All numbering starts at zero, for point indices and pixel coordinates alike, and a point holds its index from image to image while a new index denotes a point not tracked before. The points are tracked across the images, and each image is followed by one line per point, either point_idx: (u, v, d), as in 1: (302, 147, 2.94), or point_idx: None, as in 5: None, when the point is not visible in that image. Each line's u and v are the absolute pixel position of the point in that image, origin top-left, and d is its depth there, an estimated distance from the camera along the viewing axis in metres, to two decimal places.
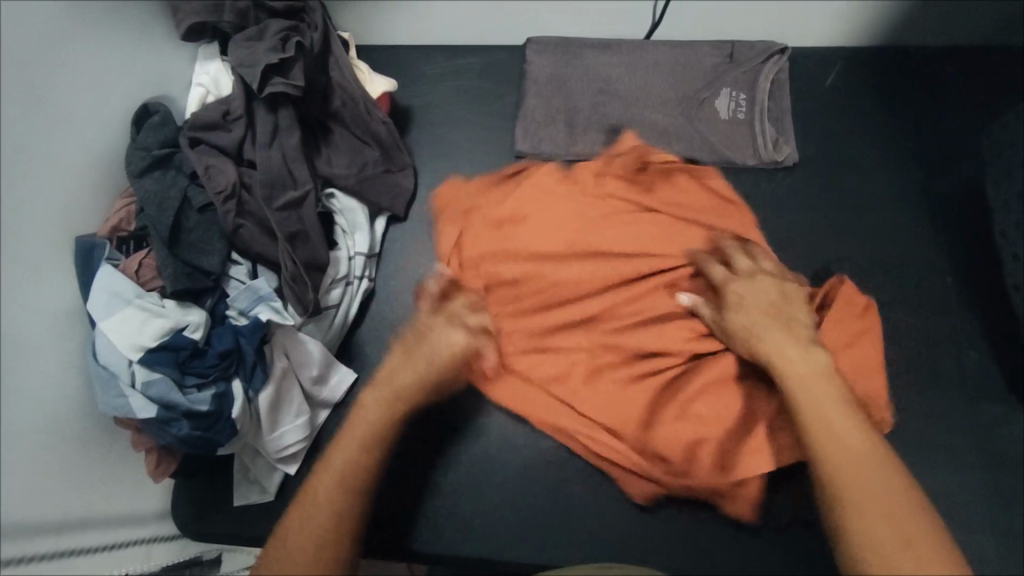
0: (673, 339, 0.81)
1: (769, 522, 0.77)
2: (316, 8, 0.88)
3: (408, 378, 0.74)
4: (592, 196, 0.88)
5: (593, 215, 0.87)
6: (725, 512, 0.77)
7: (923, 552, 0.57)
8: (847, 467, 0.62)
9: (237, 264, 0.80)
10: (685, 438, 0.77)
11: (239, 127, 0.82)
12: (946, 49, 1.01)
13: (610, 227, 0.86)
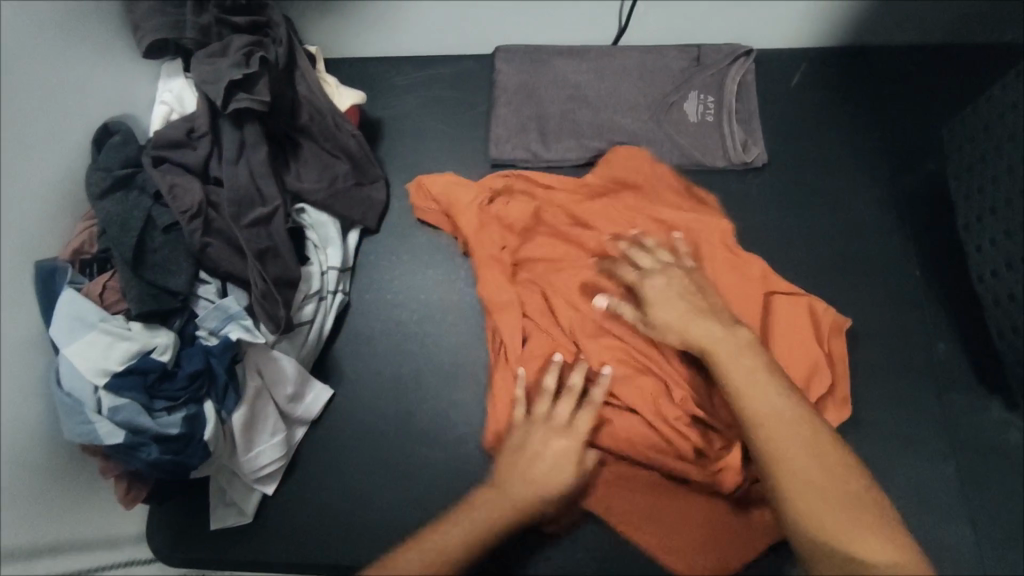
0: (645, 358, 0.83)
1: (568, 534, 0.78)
2: (280, 23, 0.87)
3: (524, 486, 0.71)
4: (611, 197, 0.93)
5: (599, 212, 0.91)
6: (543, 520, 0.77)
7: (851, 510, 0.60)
8: (777, 428, 0.65)
9: (206, 283, 0.79)
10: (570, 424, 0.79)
11: (204, 144, 0.81)
12: (906, 48, 1.03)
13: (614, 226, 0.90)
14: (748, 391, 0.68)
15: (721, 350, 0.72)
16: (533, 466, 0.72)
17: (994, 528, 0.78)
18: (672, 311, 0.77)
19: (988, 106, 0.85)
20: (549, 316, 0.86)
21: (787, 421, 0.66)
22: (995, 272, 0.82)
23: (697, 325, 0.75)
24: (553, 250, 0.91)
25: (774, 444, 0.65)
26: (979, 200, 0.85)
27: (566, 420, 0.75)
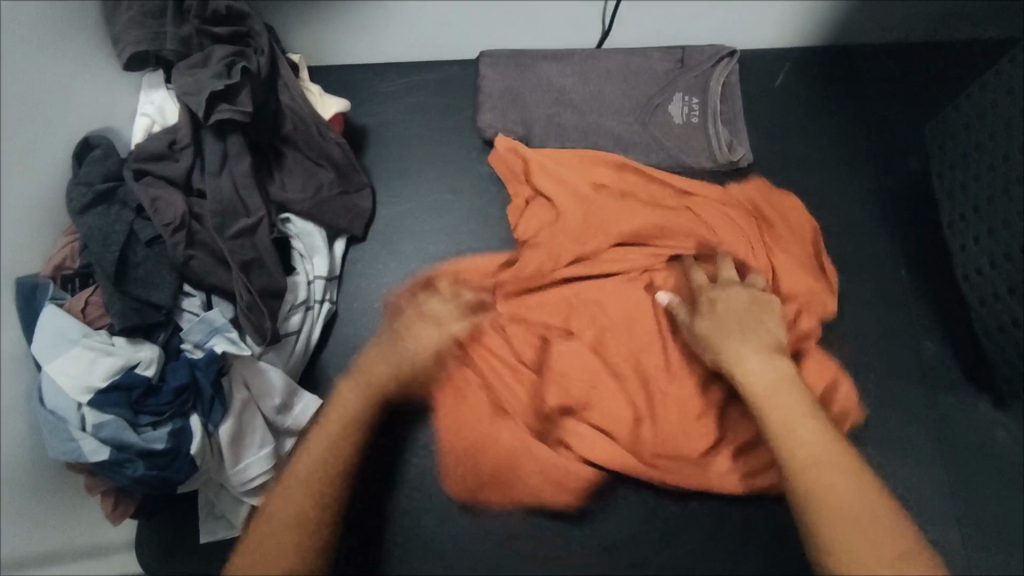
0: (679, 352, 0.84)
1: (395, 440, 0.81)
2: (261, 32, 0.86)
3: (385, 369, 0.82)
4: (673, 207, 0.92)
5: (657, 215, 0.91)
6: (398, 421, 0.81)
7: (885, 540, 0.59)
8: (804, 452, 0.66)
9: (190, 296, 0.79)
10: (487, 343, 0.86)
11: (186, 157, 0.80)
12: (884, 48, 1.03)
13: (664, 229, 0.90)
14: (790, 430, 0.68)
15: (757, 385, 0.73)
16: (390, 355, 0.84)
17: (980, 526, 0.79)
18: (714, 324, 0.79)
19: (969, 103, 0.85)
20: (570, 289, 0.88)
21: (831, 465, 0.64)
22: (977, 271, 0.83)
23: (736, 342, 0.76)
24: (605, 230, 0.91)
25: (817, 484, 0.63)
26: (962, 198, 0.85)
27: (445, 317, 0.87)
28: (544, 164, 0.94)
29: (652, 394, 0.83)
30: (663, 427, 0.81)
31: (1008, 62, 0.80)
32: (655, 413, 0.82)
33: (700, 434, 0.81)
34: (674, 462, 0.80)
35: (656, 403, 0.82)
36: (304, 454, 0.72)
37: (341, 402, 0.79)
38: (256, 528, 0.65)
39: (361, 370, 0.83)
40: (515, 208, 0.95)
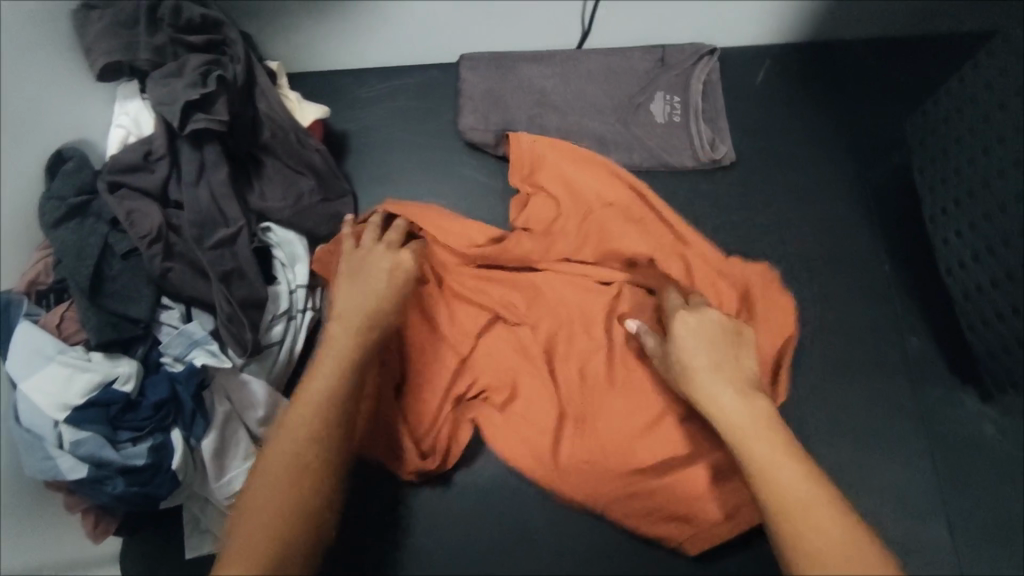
0: (632, 362, 0.84)
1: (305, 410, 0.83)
2: (237, 40, 0.84)
3: (360, 299, 0.71)
4: (656, 236, 0.89)
5: (637, 237, 0.88)
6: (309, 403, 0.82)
7: None
8: (794, 504, 0.56)
9: (169, 309, 0.77)
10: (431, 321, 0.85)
11: (162, 167, 0.79)
12: (865, 43, 1.03)
13: (639, 248, 0.88)
14: (765, 468, 0.58)
15: (730, 418, 0.64)
16: (361, 284, 0.73)
17: (967, 521, 0.79)
18: (685, 347, 0.71)
19: (948, 98, 0.86)
20: (529, 285, 0.89)
21: (814, 507, 0.55)
22: (961, 264, 0.84)
23: (706, 360, 0.69)
24: (569, 238, 0.90)
25: (798, 531, 0.54)
26: (944, 191, 0.85)
27: (395, 246, 0.78)
28: (552, 159, 0.93)
29: (588, 397, 0.83)
30: (589, 432, 0.81)
31: (987, 55, 0.81)
32: (581, 416, 0.83)
33: (626, 453, 0.80)
34: (579, 468, 0.79)
35: (587, 408, 0.83)
36: (273, 454, 0.59)
37: (317, 376, 0.64)
38: (221, 571, 0.52)
39: (339, 324, 0.69)
40: (517, 202, 0.94)
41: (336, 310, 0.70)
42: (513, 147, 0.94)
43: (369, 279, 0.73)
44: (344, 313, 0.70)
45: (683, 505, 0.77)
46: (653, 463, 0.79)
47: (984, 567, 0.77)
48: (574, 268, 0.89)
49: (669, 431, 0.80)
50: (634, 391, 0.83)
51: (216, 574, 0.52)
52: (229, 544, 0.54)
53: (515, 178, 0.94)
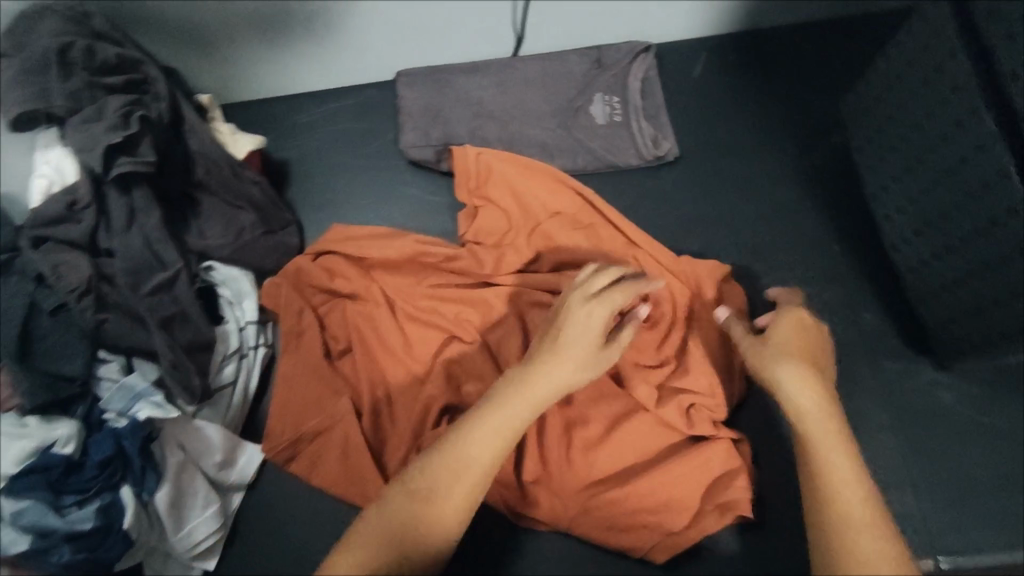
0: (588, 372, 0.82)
1: (269, 443, 0.83)
2: (158, 78, 0.81)
3: (569, 347, 0.63)
4: (607, 242, 0.89)
5: (584, 243, 0.88)
6: (272, 441, 0.83)
7: None
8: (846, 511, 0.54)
9: (107, 361, 0.74)
10: (389, 347, 0.86)
11: (89, 217, 0.74)
12: (796, 28, 1.04)
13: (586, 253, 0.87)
14: (836, 498, 0.55)
15: (821, 445, 0.58)
16: (575, 334, 0.63)
17: (940, 492, 0.79)
18: (769, 358, 0.63)
19: (868, 87, 0.85)
20: (478, 301, 0.86)
21: (861, 529, 0.52)
22: (904, 240, 0.82)
23: (800, 379, 0.61)
24: (519, 247, 0.88)
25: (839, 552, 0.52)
26: (880, 171, 0.85)
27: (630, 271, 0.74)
28: (501, 171, 0.92)
29: (544, 415, 0.80)
30: (547, 452, 0.79)
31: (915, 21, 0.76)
32: (540, 435, 0.80)
33: (586, 468, 0.78)
34: (544, 487, 0.79)
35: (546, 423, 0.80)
36: (395, 508, 0.55)
37: (483, 449, 0.58)
38: (340, 560, 0.52)
39: (519, 387, 0.60)
40: (465, 214, 0.93)
41: (528, 368, 0.62)
42: (456, 161, 0.94)
43: (581, 343, 0.63)
44: (548, 383, 0.61)
45: (644, 515, 0.77)
46: (612, 474, 0.79)
47: (955, 535, 0.77)
48: (525, 280, 0.87)
49: (628, 437, 0.79)
50: (588, 401, 0.81)
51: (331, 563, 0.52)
52: (360, 535, 0.54)
53: (460, 191, 0.94)
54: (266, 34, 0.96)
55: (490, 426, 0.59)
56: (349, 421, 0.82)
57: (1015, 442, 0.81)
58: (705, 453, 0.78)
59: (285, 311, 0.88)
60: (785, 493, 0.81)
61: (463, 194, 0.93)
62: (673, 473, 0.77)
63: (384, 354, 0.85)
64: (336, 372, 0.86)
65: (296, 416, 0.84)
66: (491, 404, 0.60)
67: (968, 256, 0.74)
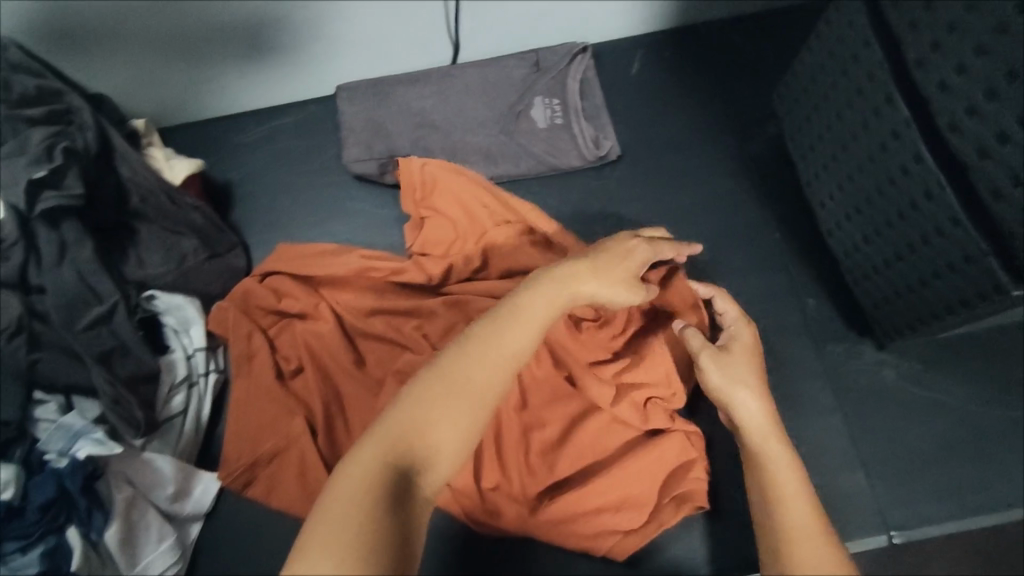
0: (542, 375, 0.81)
1: (225, 471, 0.81)
2: (82, 106, 0.78)
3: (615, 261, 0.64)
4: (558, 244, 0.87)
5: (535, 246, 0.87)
6: (226, 469, 0.81)
7: None
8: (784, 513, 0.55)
9: (44, 402, 0.74)
10: (343, 365, 0.84)
11: (17, 253, 0.72)
12: (729, 21, 1.06)
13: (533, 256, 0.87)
14: (786, 507, 0.56)
15: (769, 456, 0.60)
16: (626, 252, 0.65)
17: (886, 468, 0.81)
18: (728, 374, 0.66)
19: (796, 77, 0.87)
20: (431, 311, 0.85)
21: (807, 537, 0.53)
22: (840, 224, 0.84)
23: (756, 401, 0.64)
24: (469, 255, 0.88)
25: (787, 557, 0.52)
26: (813, 158, 0.87)
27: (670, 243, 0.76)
28: (448, 178, 0.90)
29: (501, 420, 0.80)
30: (505, 457, 0.79)
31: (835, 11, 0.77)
32: (499, 439, 0.80)
33: (545, 470, 0.78)
34: (503, 493, 0.78)
35: (504, 429, 0.79)
36: (442, 379, 0.51)
37: (525, 340, 0.55)
38: (364, 452, 0.47)
39: (561, 283, 0.59)
40: (413, 225, 0.92)
41: (571, 268, 0.60)
42: (403, 169, 0.91)
43: (619, 261, 0.64)
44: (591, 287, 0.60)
45: (604, 513, 0.77)
46: (572, 474, 0.79)
47: (906, 511, 0.79)
48: (476, 288, 0.85)
49: (587, 438, 0.79)
50: (543, 403, 0.80)
51: (356, 453, 0.47)
52: (388, 425, 0.49)
53: (405, 200, 0.91)
54: (196, 55, 0.94)
55: (532, 314, 0.56)
56: (302, 442, 0.80)
57: (959, 415, 0.83)
58: (663, 448, 0.78)
59: (234, 335, 0.85)
60: (743, 482, 0.82)
61: (410, 204, 0.91)
62: (630, 470, 0.77)
63: (338, 372, 0.84)
64: (287, 394, 0.83)
65: (249, 442, 0.82)
66: (531, 295, 0.57)
67: (896, 238, 0.75)
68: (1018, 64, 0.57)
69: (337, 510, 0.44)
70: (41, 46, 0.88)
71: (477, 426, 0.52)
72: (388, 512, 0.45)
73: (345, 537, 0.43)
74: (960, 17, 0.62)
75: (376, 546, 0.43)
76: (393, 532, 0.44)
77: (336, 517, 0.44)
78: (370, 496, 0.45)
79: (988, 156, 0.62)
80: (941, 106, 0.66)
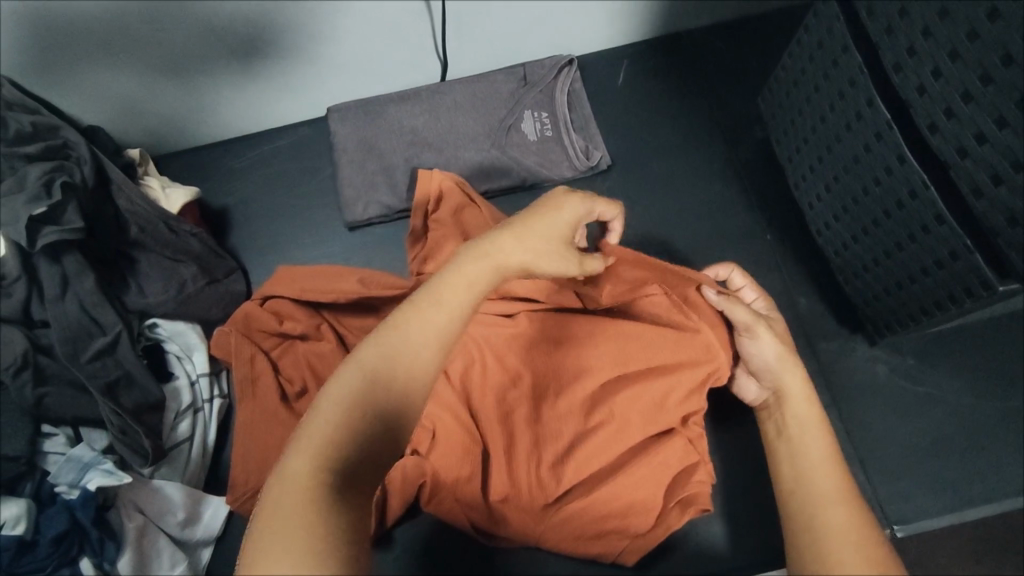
0: (546, 378, 0.80)
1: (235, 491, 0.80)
2: (80, 141, 0.78)
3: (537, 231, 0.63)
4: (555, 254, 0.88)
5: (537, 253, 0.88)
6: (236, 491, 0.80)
7: (855, 538, 0.52)
8: (809, 465, 0.60)
9: (52, 435, 0.75)
10: None
11: (20, 289, 0.73)
12: (714, 28, 1.08)
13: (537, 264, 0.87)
14: (812, 458, 0.61)
15: (799, 413, 0.66)
16: (542, 223, 0.63)
17: (884, 460, 0.83)
18: (780, 350, 0.70)
19: (779, 82, 0.90)
20: None
21: (832, 502, 0.56)
22: (828, 224, 0.86)
23: (801, 382, 0.68)
24: None
25: (812, 509, 0.55)
26: (800, 161, 0.89)
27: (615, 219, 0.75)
28: (459, 199, 0.91)
29: (511, 429, 0.78)
30: (514, 464, 0.77)
31: (813, 17, 0.80)
32: (508, 449, 0.78)
33: (553, 482, 0.76)
34: (513, 504, 0.76)
35: (510, 438, 0.78)
36: (370, 368, 0.51)
37: (441, 314, 0.55)
38: (297, 462, 0.46)
39: (477, 259, 0.58)
40: (416, 236, 0.91)
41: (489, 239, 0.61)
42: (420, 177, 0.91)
43: (549, 225, 0.64)
44: (512, 250, 0.60)
45: (612, 520, 0.75)
46: (582, 483, 0.76)
47: (906, 504, 0.81)
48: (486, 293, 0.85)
49: (598, 446, 0.76)
50: (556, 415, 0.77)
51: (285, 465, 0.46)
52: (315, 432, 0.47)
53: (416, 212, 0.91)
54: (190, 84, 0.96)
55: (452, 291, 0.56)
56: None
57: (954, 408, 0.85)
58: (670, 456, 0.76)
59: (240, 355, 0.85)
60: (744, 483, 0.84)
61: (417, 217, 0.91)
62: (635, 476, 0.75)
63: None
64: (292, 416, 0.83)
65: (254, 467, 0.80)
66: (445, 271, 0.58)
67: (884, 236, 0.77)
68: (991, 68, 0.59)
69: (279, 523, 0.43)
70: (30, 70, 0.86)
71: (411, 409, 0.52)
72: (333, 511, 0.44)
73: (289, 544, 0.42)
74: (934, 22, 0.63)
75: (325, 548, 0.43)
76: (342, 527, 0.44)
77: (280, 529, 0.43)
78: (312, 506, 0.44)
79: (968, 155, 0.64)
80: (920, 108, 0.68)
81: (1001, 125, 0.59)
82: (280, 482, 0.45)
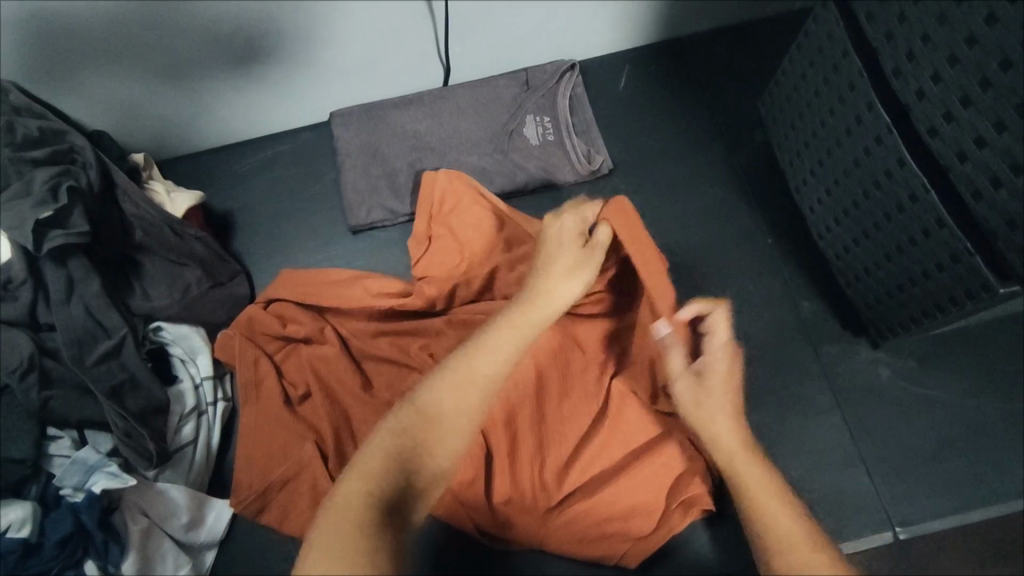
0: (552, 382, 0.80)
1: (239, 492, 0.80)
2: (85, 145, 0.78)
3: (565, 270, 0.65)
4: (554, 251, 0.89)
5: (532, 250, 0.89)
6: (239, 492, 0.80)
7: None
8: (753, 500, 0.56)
9: (57, 438, 0.75)
10: (351, 383, 0.84)
11: (26, 292, 0.74)
12: (714, 33, 1.08)
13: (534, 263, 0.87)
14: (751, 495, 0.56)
15: (721, 434, 0.61)
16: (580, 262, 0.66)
17: (886, 463, 0.83)
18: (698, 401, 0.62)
19: (779, 87, 0.91)
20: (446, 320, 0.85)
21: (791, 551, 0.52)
22: (829, 228, 0.87)
23: (725, 419, 0.61)
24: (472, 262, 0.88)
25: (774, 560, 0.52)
26: (800, 165, 0.90)
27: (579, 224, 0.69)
28: (463, 201, 0.90)
29: (516, 432, 0.78)
30: (517, 467, 0.77)
31: (813, 23, 0.80)
32: (513, 452, 0.78)
33: (556, 484, 0.77)
34: (517, 507, 0.76)
35: (516, 443, 0.78)
36: (424, 407, 0.54)
37: (494, 359, 0.58)
38: (350, 486, 0.49)
39: (523, 309, 0.62)
40: (419, 240, 0.90)
41: (540, 284, 0.64)
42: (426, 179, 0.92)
43: (576, 261, 0.66)
44: (554, 286, 0.64)
45: (613, 523, 0.75)
46: (584, 486, 0.77)
47: (908, 507, 0.81)
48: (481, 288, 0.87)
49: (599, 450, 0.78)
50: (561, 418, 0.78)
51: (341, 488, 0.49)
52: (369, 459, 0.51)
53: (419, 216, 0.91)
54: (194, 89, 0.96)
55: (502, 338, 0.59)
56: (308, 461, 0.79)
57: (956, 410, 0.85)
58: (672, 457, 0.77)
59: (243, 358, 0.85)
60: None
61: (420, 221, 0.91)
62: (637, 478, 0.75)
63: (347, 390, 0.84)
64: (295, 419, 0.83)
65: (258, 469, 0.81)
66: (500, 321, 0.61)
67: (885, 239, 0.77)
68: (989, 72, 0.60)
69: (328, 540, 0.46)
70: (36, 77, 0.87)
71: (457, 444, 0.55)
72: (380, 534, 0.47)
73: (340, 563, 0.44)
74: (933, 27, 0.64)
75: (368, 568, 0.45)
76: (388, 549, 0.47)
77: (329, 547, 0.45)
78: (362, 528, 0.47)
79: (968, 159, 0.64)
80: (919, 112, 0.69)
81: (1000, 128, 0.60)
82: (330, 506, 0.48)
